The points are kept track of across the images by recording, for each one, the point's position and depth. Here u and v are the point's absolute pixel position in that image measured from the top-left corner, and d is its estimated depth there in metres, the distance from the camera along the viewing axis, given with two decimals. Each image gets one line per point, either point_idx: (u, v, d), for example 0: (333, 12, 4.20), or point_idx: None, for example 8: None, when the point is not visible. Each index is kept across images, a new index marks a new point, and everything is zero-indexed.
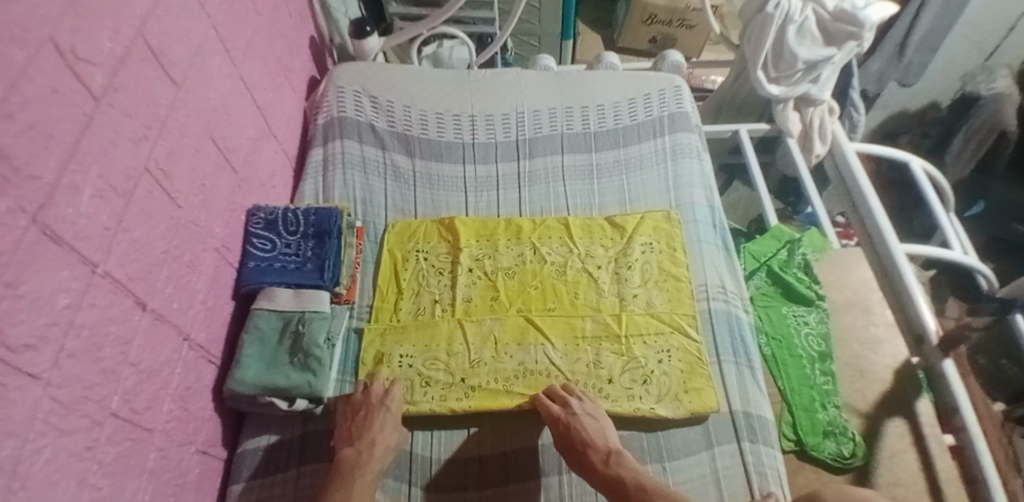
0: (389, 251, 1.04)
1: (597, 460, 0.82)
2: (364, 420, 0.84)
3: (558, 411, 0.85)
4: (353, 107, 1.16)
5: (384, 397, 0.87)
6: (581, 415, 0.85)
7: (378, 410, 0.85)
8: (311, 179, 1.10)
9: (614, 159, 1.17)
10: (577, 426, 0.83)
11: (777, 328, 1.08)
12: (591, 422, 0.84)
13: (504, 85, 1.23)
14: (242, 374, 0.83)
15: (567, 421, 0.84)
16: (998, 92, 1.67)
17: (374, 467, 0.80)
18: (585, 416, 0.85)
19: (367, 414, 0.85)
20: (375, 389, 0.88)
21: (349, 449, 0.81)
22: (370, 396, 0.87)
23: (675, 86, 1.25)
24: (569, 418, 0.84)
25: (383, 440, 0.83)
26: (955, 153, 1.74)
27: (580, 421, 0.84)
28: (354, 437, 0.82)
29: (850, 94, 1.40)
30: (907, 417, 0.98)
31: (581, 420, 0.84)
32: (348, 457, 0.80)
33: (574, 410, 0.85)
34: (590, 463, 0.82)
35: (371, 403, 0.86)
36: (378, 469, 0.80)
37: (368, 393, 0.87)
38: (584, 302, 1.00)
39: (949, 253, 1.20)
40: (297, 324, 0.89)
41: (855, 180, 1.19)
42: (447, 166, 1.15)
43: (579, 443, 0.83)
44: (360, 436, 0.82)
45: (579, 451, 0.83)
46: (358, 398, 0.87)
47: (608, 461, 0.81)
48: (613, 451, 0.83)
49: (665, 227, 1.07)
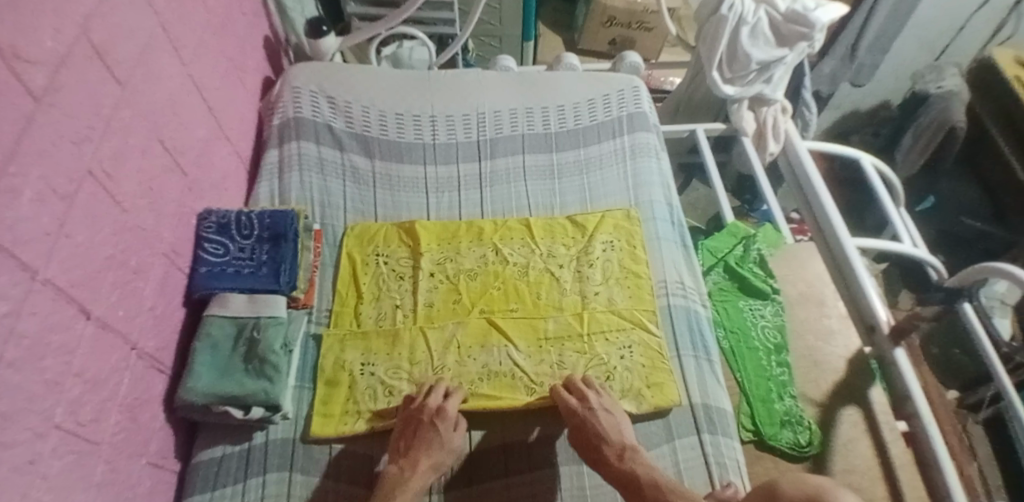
0: (348, 254, 1.03)
1: (612, 456, 0.82)
2: (414, 440, 0.83)
3: (577, 405, 0.86)
4: (309, 108, 1.14)
5: (437, 415, 0.84)
6: (598, 410, 0.86)
7: (429, 429, 0.83)
8: (267, 181, 1.08)
9: (574, 158, 1.17)
10: (595, 420, 0.84)
11: (734, 322, 1.10)
12: (610, 421, 0.86)
13: (464, 86, 1.23)
14: (194, 383, 0.80)
15: (583, 415, 0.85)
16: (947, 90, 1.74)
17: (415, 485, 0.79)
18: (601, 411, 0.86)
19: (414, 433, 0.83)
20: (429, 404, 0.85)
21: (394, 466, 0.81)
22: (421, 410, 0.85)
23: (634, 86, 1.26)
24: (586, 412, 0.85)
25: (426, 461, 0.81)
26: (905, 151, 1.83)
27: (597, 417, 0.85)
28: (401, 452, 0.83)
29: (802, 94, 1.44)
30: (861, 406, 1.01)
31: (599, 415, 0.85)
32: (391, 474, 0.81)
33: (587, 404, 0.86)
34: (605, 459, 0.82)
35: (422, 420, 0.84)
36: (419, 490, 0.79)
37: (422, 407, 0.85)
38: (547, 302, 1.00)
39: (899, 246, 1.24)
40: (252, 330, 0.86)
41: (808, 177, 1.22)
42: (407, 167, 1.14)
43: (596, 437, 0.84)
44: (407, 453, 0.82)
45: (593, 447, 0.84)
46: (412, 410, 0.85)
47: (624, 459, 0.82)
48: (627, 449, 0.83)
49: (626, 226, 1.08)
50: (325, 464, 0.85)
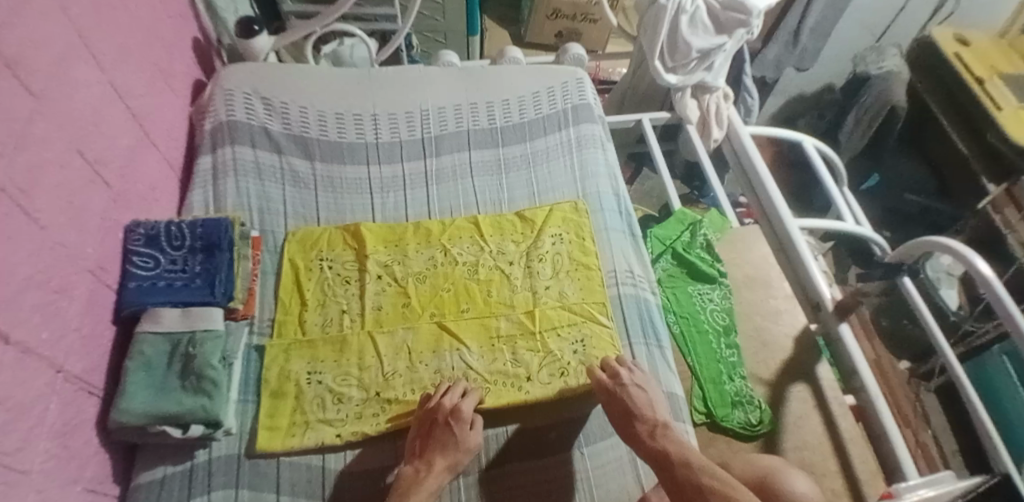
0: (290, 261, 0.99)
1: (643, 431, 0.84)
2: (430, 440, 0.83)
3: (609, 382, 0.88)
4: (243, 111, 1.10)
5: (452, 415, 0.84)
6: (630, 386, 0.87)
7: (444, 430, 0.83)
8: (200, 189, 1.03)
9: (521, 152, 1.17)
10: (629, 397, 0.86)
11: (684, 307, 1.10)
12: (643, 398, 0.87)
13: (407, 83, 1.21)
14: (127, 404, 0.76)
15: (614, 392, 0.86)
16: (886, 71, 1.80)
17: (430, 486, 0.79)
18: (634, 387, 0.87)
19: (435, 431, 0.83)
20: (445, 403, 0.85)
21: (410, 466, 0.82)
22: (441, 410, 0.85)
23: (577, 78, 1.26)
24: (619, 388, 0.86)
25: (444, 460, 0.81)
26: (849, 132, 1.88)
27: (631, 396, 0.86)
28: (417, 454, 0.83)
29: (744, 81, 1.46)
30: (809, 383, 1.04)
31: (631, 390, 0.86)
32: (406, 475, 0.81)
33: (616, 381, 0.87)
34: (638, 437, 0.84)
35: (438, 421, 0.84)
36: (435, 490, 0.80)
37: (437, 408, 0.85)
38: (497, 299, 0.99)
39: (841, 225, 1.28)
40: (187, 346, 0.83)
41: (752, 162, 1.24)
42: (350, 168, 1.11)
43: (628, 412, 0.85)
44: (423, 454, 0.83)
45: (629, 423, 0.85)
46: (433, 408, 0.85)
47: (656, 435, 0.83)
48: (661, 425, 0.85)
49: (575, 218, 1.08)
50: (275, 480, 0.82)
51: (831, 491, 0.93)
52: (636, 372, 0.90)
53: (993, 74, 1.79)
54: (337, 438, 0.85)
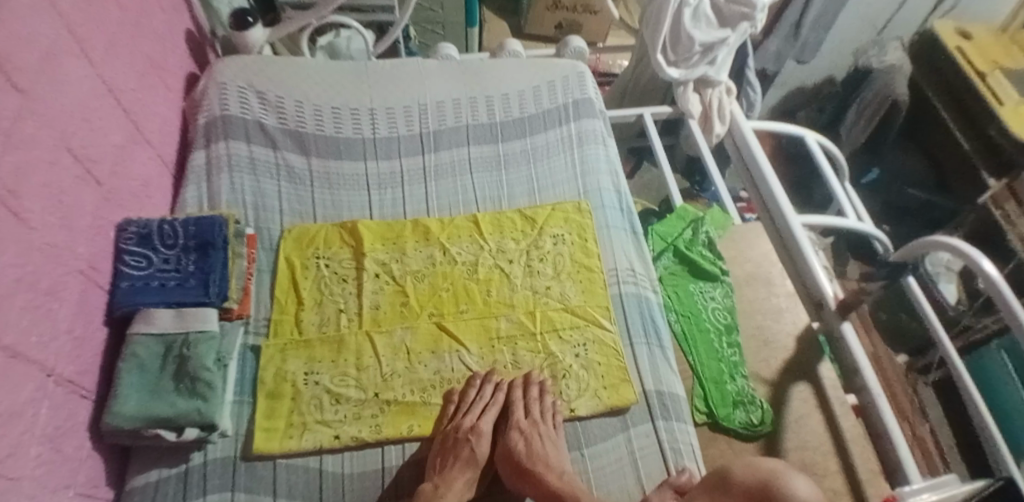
0: (285, 259, 0.97)
1: (546, 473, 0.82)
2: (446, 457, 0.83)
3: (524, 421, 0.87)
4: (237, 105, 1.08)
5: (472, 432, 0.85)
6: (543, 428, 0.86)
7: (465, 445, 0.84)
8: (194, 185, 1.01)
9: (521, 148, 1.15)
10: (538, 440, 0.85)
11: (685, 305, 1.09)
12: (548, 444, 0.85)
13: (406, 76, 1.18)
14: (121, 406, 0.75)
15: (526, 436, 0.86)
16: (889, 64, 1.81)
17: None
18: (546, 431, 0.86)
19: (454, 446, 0.84)
20: (464, 423, 0.85)
21: (428, 484, 0.80)
22: (461, 429, 0.85)
23: (579, 72, 1.23)
24: (529, 428, 0.86)
25: (461, 477, 0.82)
26: (850, 125, 1.89)
27: (540, 443, 0.85)
28: (433, 473, 0.81)
29: (747, 74, 1.44)
30: (811, 382, 1.03)
31: (541, 433, 0.85)
32: (424, 492, 0.79)
33: (528, 422, 0.86)
34: (539, 480, 0.81)
35: (456, 439, 0.84)
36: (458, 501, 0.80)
37: (456, 427, 0.85)
38: (497, 299, 0.98)
39: (844, 221, 1.26)
40: (181, 347, 0.81)
41: (754, 160, 1.23)
42: (346, 164, 1.09)
43: (526, 459, 0.84)
44: (441, 470, 0.82)
45: (524, 468, 0.83)
46: (455, 426, 0.86)
47: (561, 476, 0.82)
48: (565, 472, 0.83)
49: (577, 218, 1.07)
50: (271, 482, 0.80)
51: (831, 491, 0.93)
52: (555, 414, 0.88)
53: (995, 68, 1.77)
54: (335, 440, 0.84)
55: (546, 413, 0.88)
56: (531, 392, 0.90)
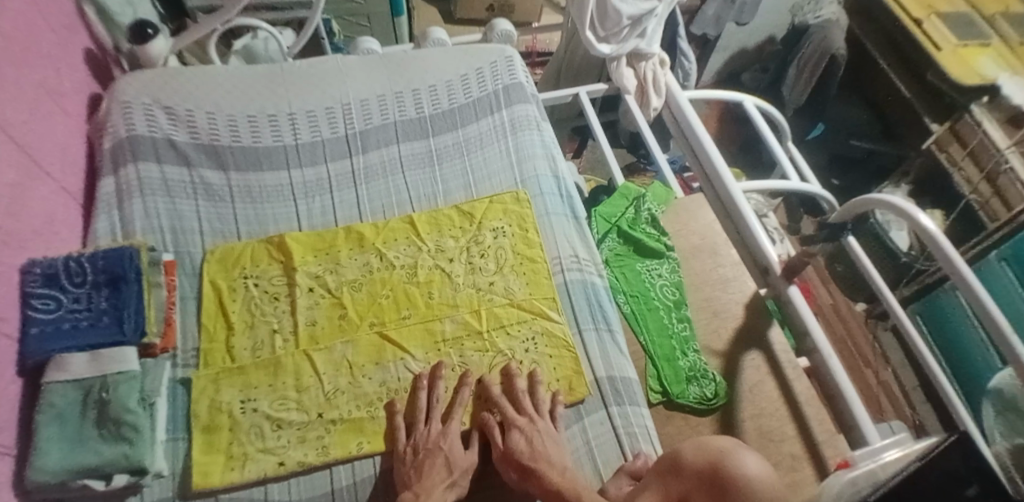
0: (210, 283, 0.93)
1: (547, 470, 0.77)
2: (421, 464, 0.79)
3: (522, 420, 0.83)
4: (144, 123, 1.02)
5: (443, 438, 0.82)
6: (540, 427, 0.83)
7: (437, 452, 0.80)
8: (104, 213, 0.96)
9: (453, 141, 1.11)
10: (539, 441, 0.81)
11: (633, 285, 1.08)
12: (545, 441, 0.81)
13: (324, 76, 1.13)
14: (42, 461, 0.71)
15: (527, 435, 0.81)
16: (824, 19, 1.82)
17: None
18: (544, 432, 0.82)
19: (425, 457, 0.79)
20: (432, 432, 0.82)
21: (409, 492, 0.76)
22: (429, 439, 0.81)
23: (506, 57, 1.20)
24: (529, 427, 0.82)
25: (440, 483, 0.78)
26: (791, 84, 1.92)
27: (540, 442, 0.81)
28: (412, 480, 0.78)
29: (679, 44, 1.42)
30: (762, 349, 1.02)
31: (540, 434, 0.82)
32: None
33: (524, 421, 0.83)
34: (540, 476, 0.77)
35: (428, 448, 0.80)
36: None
37: (435, 439, 0.81)
38: (440, 301, 0.95)
39: (786, 183, 1.26)
40: (100, 392, 0.76)
41: (692, 129, 1.22)
42: (269, 175, 1.04)
43: (527, 458, 0.79)
44: (415, 483, 0.77)
45: (527, 467, 0.78)
46: (421, 437, 0.82)
47: (562, 472, 0.77)
48: (566, 469, 0.78)
49: (516, 209, 1.04)
50: None
51: (790, 456, 0.92)
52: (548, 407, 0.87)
53: (930, 13, 1.78)
54: (280, 466, 0.81)
55: (538, 410, 0.85)
56: (517, 385, 0.87)
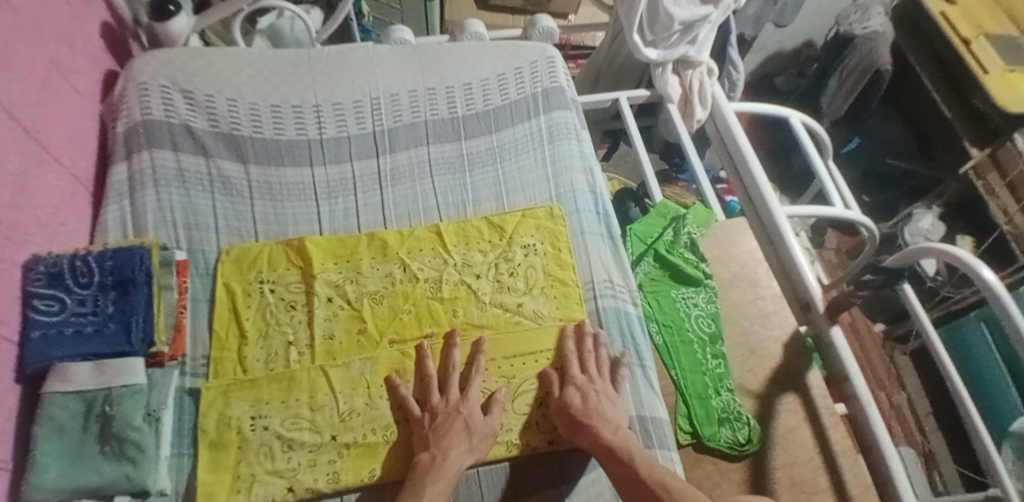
0: (224, 285, 0.88)
1: (601, 427, 0.78)
2: (440, 427, 0.78)
3: (580, 377, 0.84)
4: (161, 108, 0.96)
5: (460, 402, 0.81)
6: (599, 390, 0.83)
7: (454, 418, 0.79)
8: (115, 204, 0.90)
9: (486, 146, 1.05)
10: (594, 398, 0.82)
11: (667, 314, 1.03)
12: (603, 399, 0.82)
13: (354, 65, 1.06)
14: (39, 477, 0.67)
15: (582, 391, 0.82)
16: (872, 30, 1.71)
17: (453, 465, 0.74)
18: (602, 397, 0.82)
19: (445, 421, 0.79)
20: (452, 397, 0.81)
21: (425, 453, 0.76)
22: (447, 405, 0.81)
23: (548, 57, 1.12)
24: (585, 385, 0.83)
25: (460, 445, 0.77)
26: (832, 95, 1.83)
27: (596, 399, 0.82)
28: (430, 442, 0.77)
29: (729, 52, 1.34)
30: (799, 392, 0.96)
31: (599, 398, 0.82)
32: (423, 462, 0.75)
33: (583, 380, 0.84)
34: (592, 431, 0.78)
35: (448, 411, 0.80)
36: (456, 473, 0.74)
37: (453, 404, 0.80)
38: (464, 320, 0.89)
39: (832, 210, 1.16)
40: (103, 405, 0.72)
41: (737, 146, 1.14)
42: (290, 171, 0.98)
43: (581, 414, 0.79)
44: (436, 440, 0.77)
45: (578, 422, 0.79)
46: (437, 404, 0.81)
47: (615, 431, 0.78)
48: (619, 429, 0.79)
49: (549, 225, 0.98)
50: None
51: None
52: (611, 368, 0.87)
53: (979, 33, 1.67)
54: (288, 492, 0.76)
55: (601, 370, 0.86)
56: (586, 344, 0.87)
